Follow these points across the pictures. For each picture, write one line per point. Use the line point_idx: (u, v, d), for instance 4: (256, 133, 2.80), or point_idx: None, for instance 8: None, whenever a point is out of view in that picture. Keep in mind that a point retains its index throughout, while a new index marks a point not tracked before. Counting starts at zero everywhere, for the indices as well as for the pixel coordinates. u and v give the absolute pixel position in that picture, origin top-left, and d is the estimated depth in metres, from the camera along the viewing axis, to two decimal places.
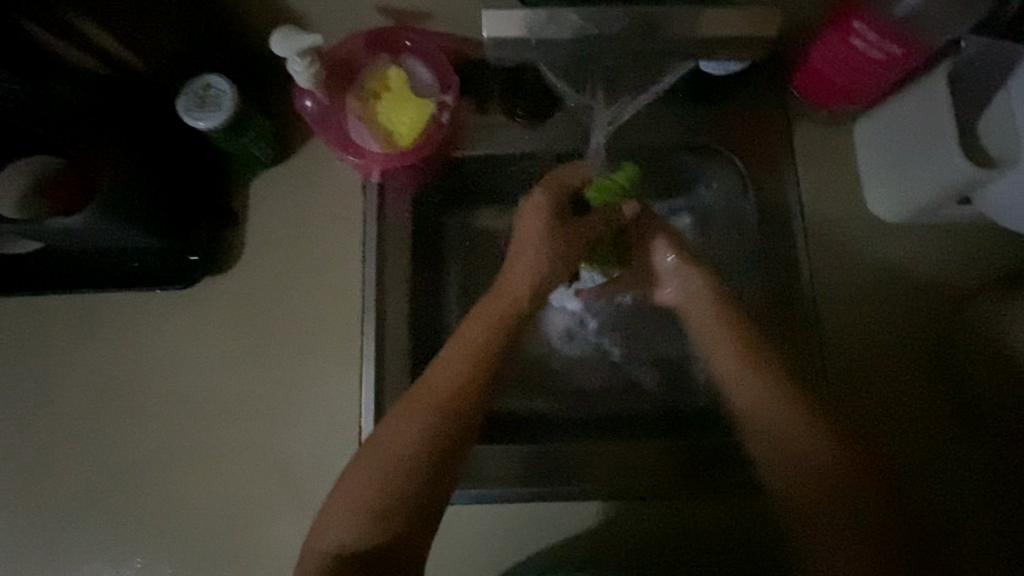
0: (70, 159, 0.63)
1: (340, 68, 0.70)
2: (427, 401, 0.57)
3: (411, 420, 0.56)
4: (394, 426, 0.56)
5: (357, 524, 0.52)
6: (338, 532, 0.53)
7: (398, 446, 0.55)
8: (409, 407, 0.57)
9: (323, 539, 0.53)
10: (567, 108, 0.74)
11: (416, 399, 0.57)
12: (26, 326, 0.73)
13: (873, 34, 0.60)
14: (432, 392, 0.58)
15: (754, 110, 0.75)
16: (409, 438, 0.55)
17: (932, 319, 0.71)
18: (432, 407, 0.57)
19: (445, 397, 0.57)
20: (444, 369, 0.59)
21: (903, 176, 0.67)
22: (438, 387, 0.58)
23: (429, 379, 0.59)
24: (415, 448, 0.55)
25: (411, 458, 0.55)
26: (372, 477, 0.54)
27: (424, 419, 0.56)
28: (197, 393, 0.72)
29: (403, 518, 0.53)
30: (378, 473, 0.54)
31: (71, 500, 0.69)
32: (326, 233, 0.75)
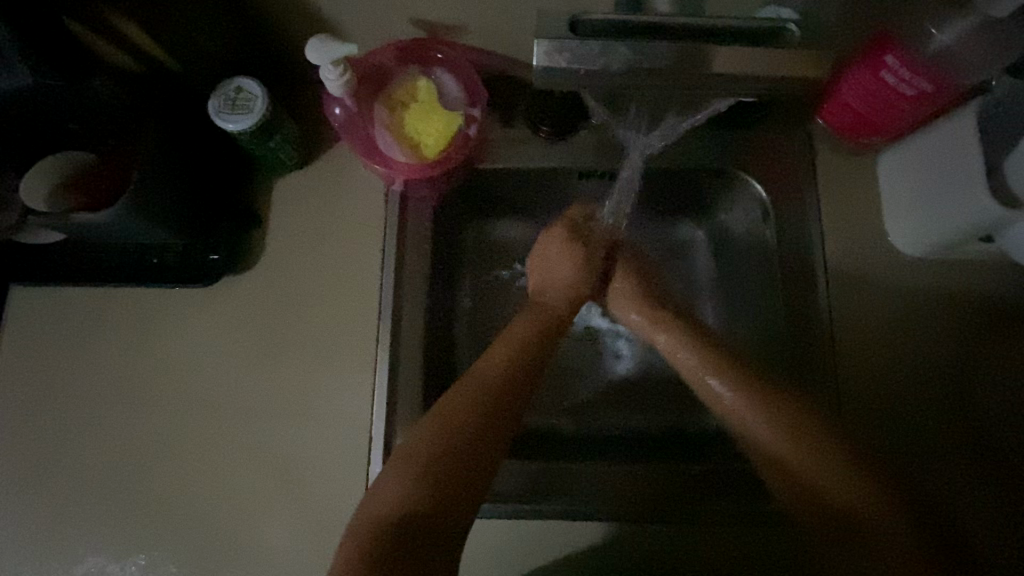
0: (101, 154, 0.63)
1: (371, 77, 0.70)
2: (484, 373, 0.61)
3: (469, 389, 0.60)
4: (447, 407, 0.59)
5: (411, 490, 0.54)
6: (393, 498, 0.54)
7: (451, 426, 0.57)
8: (468, 379, 0.61)
9: (376, 506, 0.54)
10: (593, 125, 0.75)
11: (476, 371, 0.62)
12: (43, 315, 0.73)
13: (904, 69, 0.61)
14: (483, 378, 0.61)
15: (778, 136, 0.75)
16: (459, 417, 0.58)
17: (949, 355, 0.70)
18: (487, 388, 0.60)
19: (501, 373, 0.61)
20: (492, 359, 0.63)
21: (928, 214, 0.67)
22: (493, 364, 0.62)
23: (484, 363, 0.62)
24: (466, 429, 0.57)
25: (461, 436, 0.57)
26: (428, 448, 0.56)
27: (476, 401, 0.59)
28: (209, 390, 0.72)
29: (452, 495, 0.55)
30: (443, 439, 0.57)
31: (78, 492, 0.69)
32: (347, 239, 0.75)
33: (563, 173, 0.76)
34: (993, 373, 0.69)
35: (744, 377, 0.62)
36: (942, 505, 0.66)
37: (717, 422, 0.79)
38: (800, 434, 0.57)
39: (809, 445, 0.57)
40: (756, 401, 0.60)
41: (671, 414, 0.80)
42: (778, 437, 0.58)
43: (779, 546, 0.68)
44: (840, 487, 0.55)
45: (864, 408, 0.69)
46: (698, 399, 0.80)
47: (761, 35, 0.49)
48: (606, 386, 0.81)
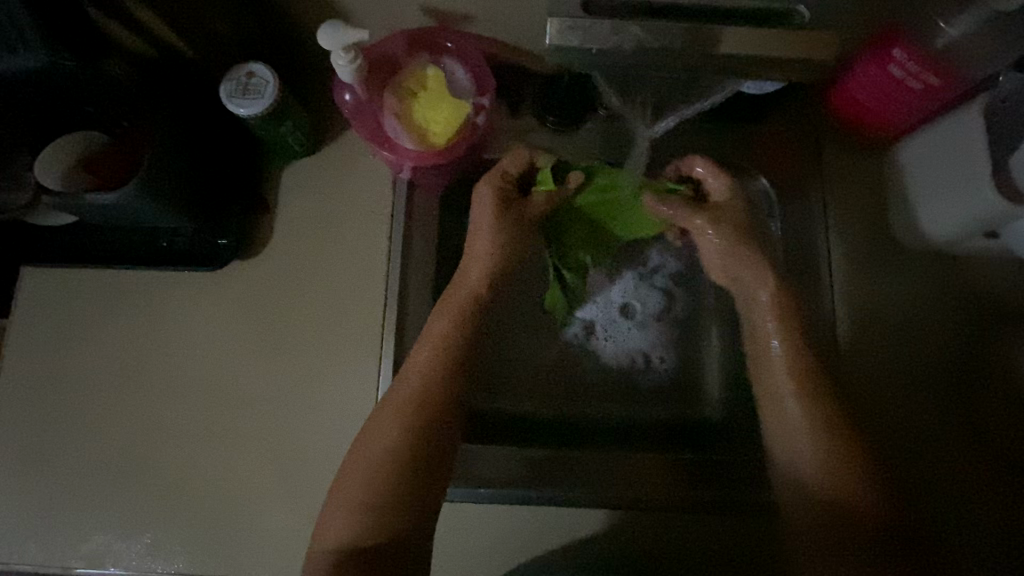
0: (114, 134, 0.65)
1: (381, 63, 0.71)
2: (402, 394, 0.60)
3: (388, 417, 0.59)
4: (375, 429, 0.59)
5: (359, 518, 0.55)
6: (341, 527, 0.55)
7: (384, 448, 0.58)
8: (386, 404, 0.60)
9: (328, 545, 0.55)
10: (601, 118, 0.76)
11: (391, 395, 0.61)
12: (52, 295, 0.74)
13: (912, 64, 0.61)
14: (407, 397, 0.60)
15: (785, 131, 0.76)
16: (388, 441, 0.58)
17: (949, 349, 0.70)
18: (410, 406, 0.59)
19: (415, 389, 0.60)
20: (415, 369, 0.61)
21: (929, 206, 0.67)
22: (408, 382, 0.61)
23: (404, 382, 0.61)
24: (397, 452, 0.57)
25: (394, 456, 0.57)
26: (367, 480, 0.56)
27: (403, 422, 0.59)
28: (215, 371, 0.73)
29: (404, 514, 0.56)
30: (374, 472, 0.57)
31: (86, 469, 0.70)
32: (355, 226, 0.76)
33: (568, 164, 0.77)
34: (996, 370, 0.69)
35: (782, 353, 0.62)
36: (937, 498, 0.67)
37: (721, 413, 0.79)
38: (825, 424, 0.58)
39: (825, 438, 0.58)
40: (804, 386, 0.60)
41: (673, 405, 0.80)
42: (803, 434, 0.58)
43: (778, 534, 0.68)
44: (838, 480, 0.56)
45: (867, 399, 0.70)
46: (700, 389, 0.80)
47: (772, 16, 0.49)
48: (608, 376, 0.82)
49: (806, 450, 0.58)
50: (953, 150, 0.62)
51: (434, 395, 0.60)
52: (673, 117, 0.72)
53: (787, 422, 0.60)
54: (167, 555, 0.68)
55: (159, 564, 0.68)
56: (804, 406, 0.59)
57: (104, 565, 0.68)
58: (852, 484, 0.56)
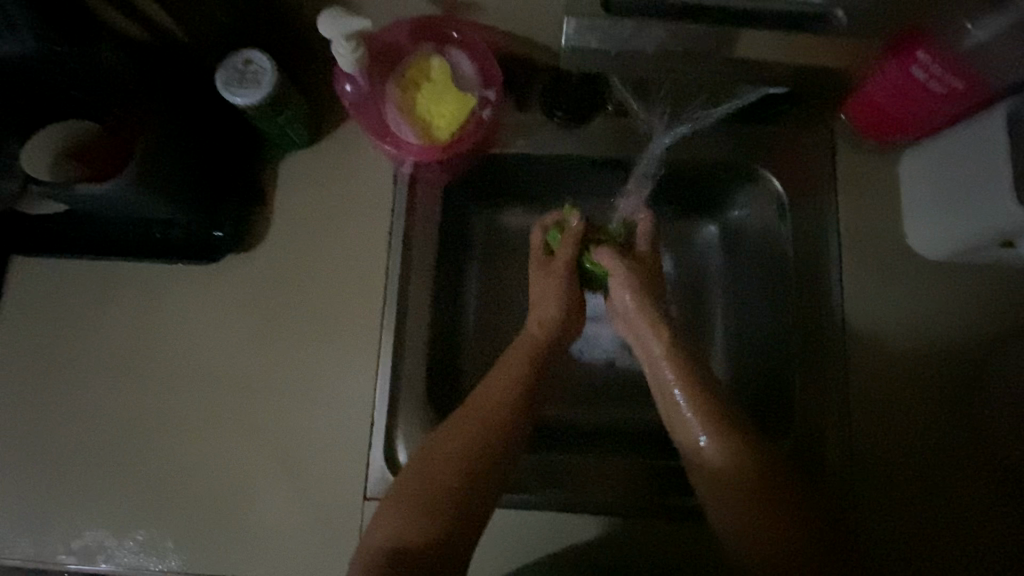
0: (105, 124, 0.62)
1: (383, 53, 0.68)
2: (476, 407, 0.61)
3: (460, 428, 0.59)
4: (448, 439, 0.59)
5: (409, 523, 0.54)
6: (393, 530, 0.54)
7: (450, 456, 0.58)
8: (459, 416, 0.61)
9: (379, 540, 0.54)
10: (609, 114, 0.74)
11: (466, 408, 0.61)
12: (44, 286, 0.72)
13: (935, 67, 0.58)
14: (481, 410, 0.61)
15: (799, 132, 0.74)
16: (455, 448, 0.58)
17: (960, 358, 0.69)
18: (481, 422, 0.60)
19: (490, 406, 0.61)
20: (493, 388, 0.63)
21: (949, 214, 0.65)
22: (485, 397, 0.62)
23: (481, 398, 0.62)
24: (458, 470, 0.57)
25: (460, 464, 0.57)
26: (430, 481, 0.56)
27: (473, 435, 0.59)
28: (211, 367, 0.71)
29: (454, 520, 0.55)
30: (438, 477, 0.56)
31: (78, 463, 0.69)
32: (356, 221, 0.74)
33: (575, 160, 0.75)
34: None
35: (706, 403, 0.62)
36: (936, 515, 0.65)
37: None
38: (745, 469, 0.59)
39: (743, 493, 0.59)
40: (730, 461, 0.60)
41: None
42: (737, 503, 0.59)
43: None
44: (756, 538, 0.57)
45: (871, 411, 0.68)
46: None
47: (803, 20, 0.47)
48: (609, 380, 0.81)
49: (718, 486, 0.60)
50: (969, 175, 0.61)
51: (498, 424, 0.60)
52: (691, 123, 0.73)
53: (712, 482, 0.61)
54: (161, 553, 0.67)
55: (152, 562, 0.67)
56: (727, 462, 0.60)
57: (96, 562, 0.67)
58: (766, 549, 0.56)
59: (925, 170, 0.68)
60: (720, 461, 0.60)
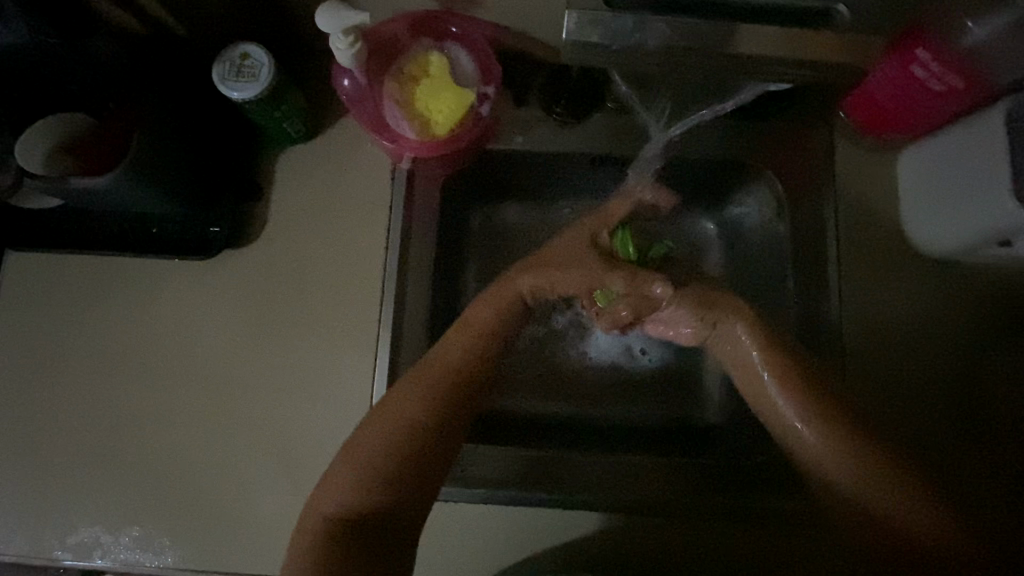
0: (101, 117, 0.62)
1: (381, 48, 0.68)
2: (437, 368, 0.60)
3: (419, 388, 0.59)
4: (404, 396, 0.58)
5: (355, 492, 0.54)
6: (337, 498, 0.53)
7: (407, 415, 0.57)
8: (417, 375, 0.60)
9: (334, 498, 0.54)
10: (609, 110, 0.74)
11: (424, 368, 0.60)
12: (38, 280, 0.72)
13: (936, 65, 0.58)
14: (441, 371, 0.60)
15: (799, 130, 0.74)
16: (414, 408, 0.58)
17: (955, 355, 0.69)
18: (438, 381, 0.59)
19: (453, 367, 0.61)
20: (453, 349, 0.62)
21: (945, 212, 0.65)
22: (446, 357, 0.61)
23: (440, 355, 0.61)
24: (408, 440, 0.56)
25: (416, 425, 0.57)
26: (385, 440, 0.56)
27: (431, 395, 0.59)
28: (207, 363, 0.71)
29: (409, 478, 0.55)
30: (392, 436, 0.56)
31: (74, 459, 0.69)
32: (354, 217, 0.73)
33: (575, 157, 0.75)
34: None
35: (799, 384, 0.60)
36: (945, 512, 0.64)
37: (722, 416, 0.78)
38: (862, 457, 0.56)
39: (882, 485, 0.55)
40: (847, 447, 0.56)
41: (669, 407, 0.79)
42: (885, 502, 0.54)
43: (768, 546, 0.67)
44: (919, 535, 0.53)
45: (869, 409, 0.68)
46: (700, 393, 0.80)
47: (809, 17, 0.48)
48: (609, 377, 0.81)
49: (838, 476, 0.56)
50: (969, 174, 0.61)
51: (451, 398, 0.59)
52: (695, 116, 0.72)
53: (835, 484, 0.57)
54: (157, 549, 0.67)
55: (148, 558, 0.67)
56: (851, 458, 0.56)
57: (92, 558, 0.67)
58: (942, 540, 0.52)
59: (924, 169, 0.68)
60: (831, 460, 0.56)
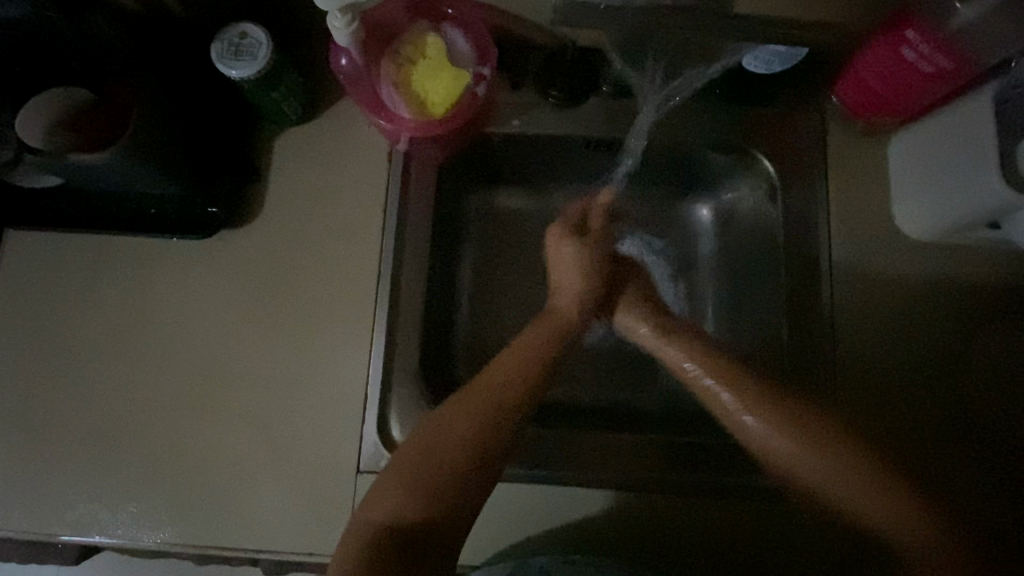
0: (100, 93, 0.62)
1: (379, 30, 0.69)
2: (486, 389, 0.59)
3: (468, 408, 0.58)
4: (453, 417, 0.58)
5: (406, 498, 0.54)
6: (389, 504, 0.54)
7: (456, 434, 0.56)
8: (467, 395, 0.59)
9: (379, 512, 0.54)
10: (604, 94, 0.74)
11: (475, 388, 0.60)
12: (36, 260, 0.72)
13: (925, 46, 0.59)
14: (488, 394, 0.59)
15: (791, 115, 0.75)
16: (463, 428, 0.57)
17: (946, 337, 0.70)
18: (489, 403, 0.58)
19: (502, 391, 0.59)
20: (502, 370, 0.61)
21: (931, 195, 0.67)
22: (495, 379, 0.60)
23: (491, 378, 0.60)
24: (461, 453, 0.56)
25: (465, 446, 0.56)
26: (430, 458, 0.55)
27: (480, 417, 0.58)
28: (204, 342, 0.71)
29: (456, 497, 0.54)
30: (441, 455, 0.55)
31: (71, 437, 0.69)
32: (351, 198, 0.74)
33: (571, 140, 0.75)
34: (989, 359, 0.69)
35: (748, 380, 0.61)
36: (942, 498, 0.65)
37: None
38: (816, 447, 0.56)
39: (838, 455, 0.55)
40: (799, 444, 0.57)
41: (662, 390, 0.81)
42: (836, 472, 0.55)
43: (759, 525, 0.68)
44: (879, 505, 0.54)
45: (860, 390, 0.69)
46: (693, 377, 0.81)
47: None
48: (602, 359, 0.82)
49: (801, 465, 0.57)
50: (958, 156, 0.62)
51: (499, 421, 0.58)
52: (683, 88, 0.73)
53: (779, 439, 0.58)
54: (154, 526, 0.67)
55: (146, 535, 0.67)
56: (801, 429, 0.57)
57: (89, 534, 0.67)
58: (903, 516, 0.53)
59: (915, 154, 0.68)
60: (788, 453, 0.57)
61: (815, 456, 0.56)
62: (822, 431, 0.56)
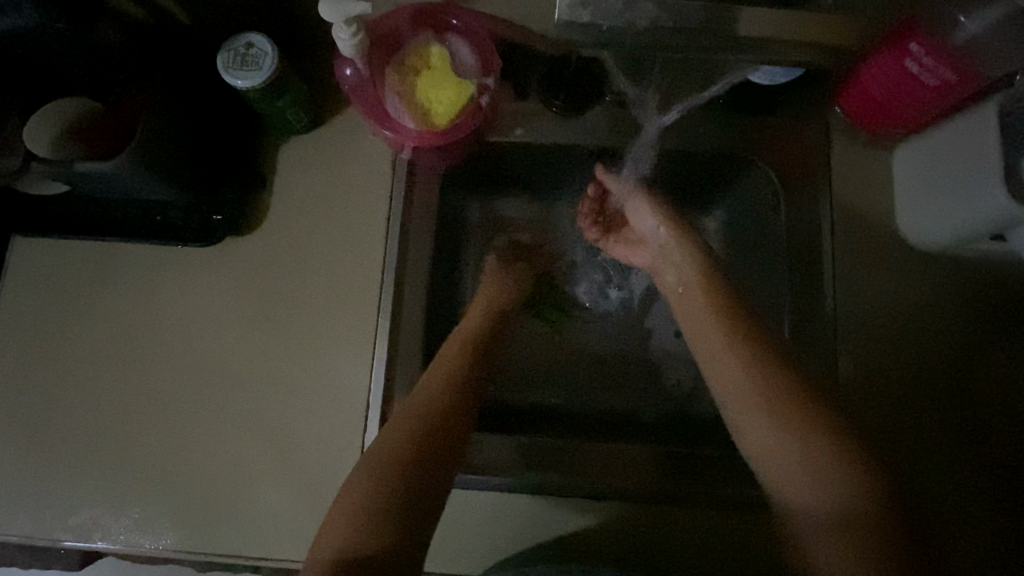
0: (107, 103, 0.63)
1: (383, 40, 0.69)
2: (415, 404, 0.62)
3: (398, 426, 0.60)
4: (384, 437, 0.59)
5: (352, 532, 0.53)
6: (335, 539, 0.53)
7: (389, 451, 0.58)
8: (399, 415, 0.61)
9: (326, 546, 0.53)
10: (608, 103, 0.75)
11: (405, 406, 0.62)
12: (42, 266, 0.73)
13: (928, 59, 0.59)
14: (417, 408, 0.62)
15: (795, 124, 0.74)
16: (393, 443, 0.58)
17: (949, 348, 0.70)
18: (417, 417, 0.61)
19: (429, 403, 0.62)
20: (425, 385, 0.64)
21: (933, 207, 0.67)
22: (421, 394, 0.63)
23: (418, 395, 0.63)
24: (395, 467, 0.57)
25: (397, 464, 0.57)
26: (371, 480, 0.56)
27: (410, 430, 0.59)
28: (208, 349, 0.72)
29: (403, 516, 0.55)
30: (377, 475, 0.56)
31: (75, 441, 0.70)
32: (355, 206, 0.75)
33: (574, 149, 0.76)
34: (991, 372, 0.69)
35: (762, 367, 0.60)
36: (938, 511, 0.66)
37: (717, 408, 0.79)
38: (805, 434, 0.56)
39: (797, 429, 0.56)
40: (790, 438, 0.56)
41: (663, 400, 0.81)
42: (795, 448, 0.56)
43: (759, 535, 0.68)
44: (822, 482, 0.54)
45: (863, 400, 0.69)
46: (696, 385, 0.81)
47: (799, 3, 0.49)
48: (603, 367, 0.83)
49: (786, 466, 0.55)
50: (962, 169, 0.61)
51: (427, 431, 0.60)
52: (686, 103, 0.73)
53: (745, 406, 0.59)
54: (157, 531, 0.68)
55: (148, 540, 0.68)
56: (761, 415, 0.58)
57: (92, 539, 0.68)
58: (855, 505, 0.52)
59: (918, 165, 0.68)
60: (763, 448, 0.57)
61: (790, 451, 0.55)
62: (796, 425, 0.56)
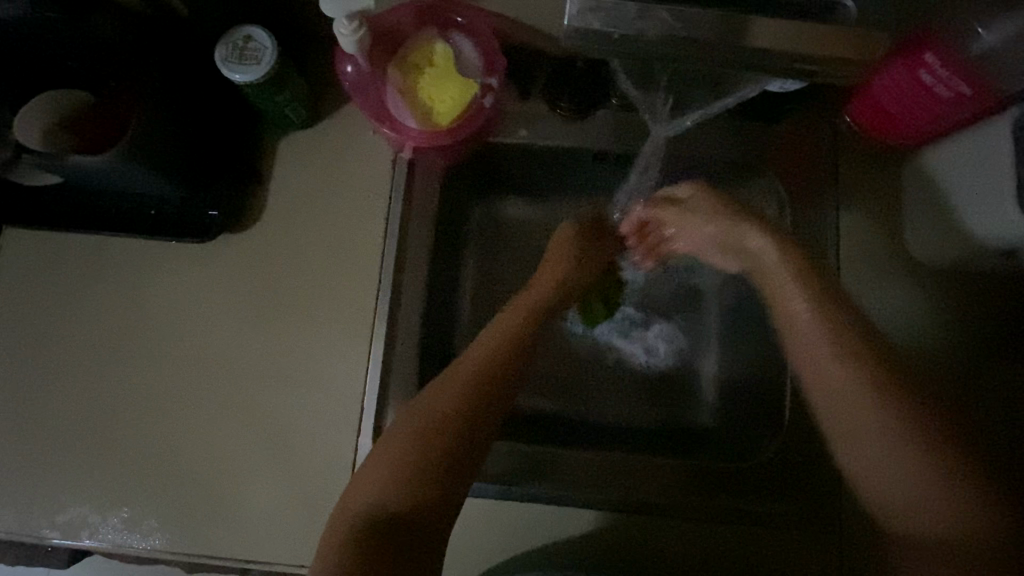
0: (101, 96, 0.62)
1: (385, 36, 0.67)
2: (473, 365, 0.60)
3: (450, 384, 0.59)
4: (437, 395, 0.58)
5: (383, 489, 0.54)
6: (369, 494, 0.54)
7: (438, 410, 0.57)
8: (452, 371, 0.60)
9: (366, 494, 0.54)
10: (614, 106, 0.73)
11: (462, 362, 0.60)
12: (34, 258, 0.72)
13: (946, 71, 0.57)
14: (474, 367, 0.60)
15: (803, 133, 0.74)
16: (444, 404, 0.57)
17: (957, 366, 0.68)
18: (469, 378, 0.59)
19: (484, 364, 0.60)
20: (485, 344, 0.61)
21: (946, 221, 0.65)
22: (478, 353, 0.61)
23: (474, 353, 0.61)
24: (440, 425, 0.56)
25: (442, 427, 0.56)
26: (419, 436, 0.56)
27: (461, 392, 0.58)
28: (200, 347, 0.71)
29: (439, 480, 0.55)
30: (422, 433, 0.56)
31: (64, 437, 0.69)
32: (354, 205, 0.73)
33: (579, 152, 0.74)
34: (999, 392, 0.67)
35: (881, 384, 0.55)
36: None
37: (717, 417, 0.79)
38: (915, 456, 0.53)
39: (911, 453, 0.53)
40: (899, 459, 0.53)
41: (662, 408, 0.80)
42: (890, 442, 0.54)
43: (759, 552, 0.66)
44: (929, 497, 0.53)
45: None
46: (694, 393, 0.80)
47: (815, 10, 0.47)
48: (603, 375, 0.82)
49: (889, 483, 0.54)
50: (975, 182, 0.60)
51: (478, 397, 0.58)
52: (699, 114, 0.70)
53: (847, 406, 0.55)
54: (146, 531, 0.67)
55: (136, 540, 0.67)
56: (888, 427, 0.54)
57: (79, 537, 0.67)
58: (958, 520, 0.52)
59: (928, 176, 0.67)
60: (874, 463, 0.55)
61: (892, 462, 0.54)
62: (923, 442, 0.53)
